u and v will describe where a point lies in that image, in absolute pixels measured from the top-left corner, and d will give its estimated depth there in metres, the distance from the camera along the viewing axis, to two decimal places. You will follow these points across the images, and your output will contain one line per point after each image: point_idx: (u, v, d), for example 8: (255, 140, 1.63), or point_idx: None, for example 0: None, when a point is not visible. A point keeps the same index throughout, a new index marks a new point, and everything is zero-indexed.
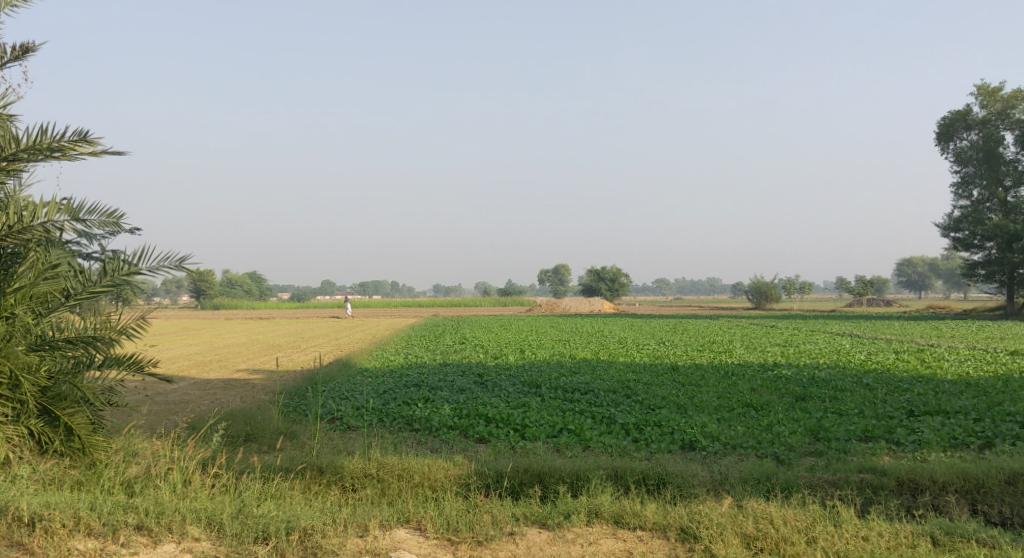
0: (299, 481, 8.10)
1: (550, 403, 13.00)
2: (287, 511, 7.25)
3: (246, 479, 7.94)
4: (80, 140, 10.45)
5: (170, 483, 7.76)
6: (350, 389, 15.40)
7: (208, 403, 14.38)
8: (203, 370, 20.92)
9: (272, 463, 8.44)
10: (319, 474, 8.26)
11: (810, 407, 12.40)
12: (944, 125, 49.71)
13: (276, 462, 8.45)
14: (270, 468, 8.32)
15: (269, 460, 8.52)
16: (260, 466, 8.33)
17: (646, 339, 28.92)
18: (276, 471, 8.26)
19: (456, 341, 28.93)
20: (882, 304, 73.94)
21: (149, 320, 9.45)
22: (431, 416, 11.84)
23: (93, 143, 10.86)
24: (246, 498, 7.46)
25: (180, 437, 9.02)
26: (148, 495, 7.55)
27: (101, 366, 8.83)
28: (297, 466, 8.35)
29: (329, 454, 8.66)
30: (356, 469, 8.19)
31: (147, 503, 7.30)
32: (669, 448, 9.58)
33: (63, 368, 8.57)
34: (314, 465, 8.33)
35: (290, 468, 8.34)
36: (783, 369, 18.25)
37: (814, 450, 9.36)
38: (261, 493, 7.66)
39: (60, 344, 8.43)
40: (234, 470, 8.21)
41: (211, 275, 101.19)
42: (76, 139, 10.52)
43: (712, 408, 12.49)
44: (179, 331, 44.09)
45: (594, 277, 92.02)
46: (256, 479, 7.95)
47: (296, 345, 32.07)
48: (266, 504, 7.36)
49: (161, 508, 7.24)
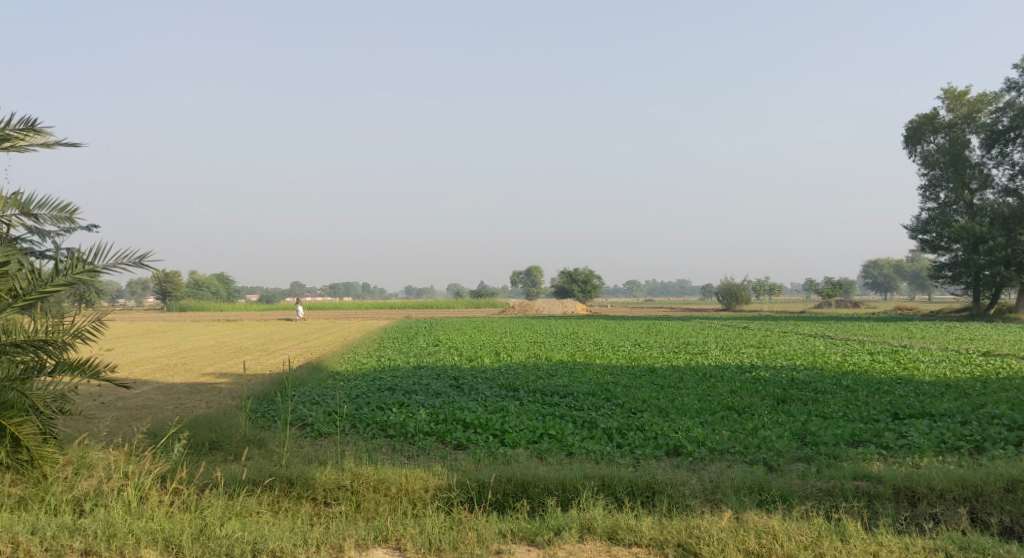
0: (267, 496, 7.61)
1: (528, 407, 12.63)
2: (253, 532, 6.77)
3: (208, 495, 7.45)
4: (29, 130, 9.99)
5: (123, 502, 7.25)
6: (321, 393, 14.89)
7: (171, 409, 13.79)
8: (167, 375, 20.24)
9: (238, 476, 7.95)
10: (289, 487, 7.80)
11: (794, 410, 12.15)
12: (911, 128, 50.21)
13: (242, 474, 7.96)
14: (235, 480, 7.85)
15: (235, 472, 8.03)
16: (224, 479, 7.85)
17: (620, 341, 28.62)
18: (241, 485, 7.78)
19: (429, 343, 28.44)
20: (851, 305, 74.69)
21: (107, 322, 8.90)
22: (406, 421, 11.41)
23: (44, 134, 10.39)
24: (209, 517, 6.97)
25: (139, 448, 8.49)
26: (99, 515, 7.04)
27: (53, 371, 8.25)
28: (265, 478, 7.87)
29: (301, 464, 8.18)
30: (329, 481, 7.74)
31: (97, 526, 6.80)
32: (655, 454, 9.25)
33: (11, 374, 7.97)
34: (284, 477, 7.87)
35: (257, 482, 7.86)
36: (761, 371, 18.04)
37: (804, 455, 9.08)
38: (224, 511, 7.17)
39: (8, 348, 7.84)
40: (196, 485, 7.72)
41: (178, 275, 99.68)
42: (25, 129, 10.04)
43: (694, 411, 12.18)
44: (144, 333, 43.23)
45: (567, 279, 91.94)
46: (220, 495, 7.47)
47: (265, 348, 31.46)
48: (231, 524, 6.87)
49: (113, 531, 6.74)
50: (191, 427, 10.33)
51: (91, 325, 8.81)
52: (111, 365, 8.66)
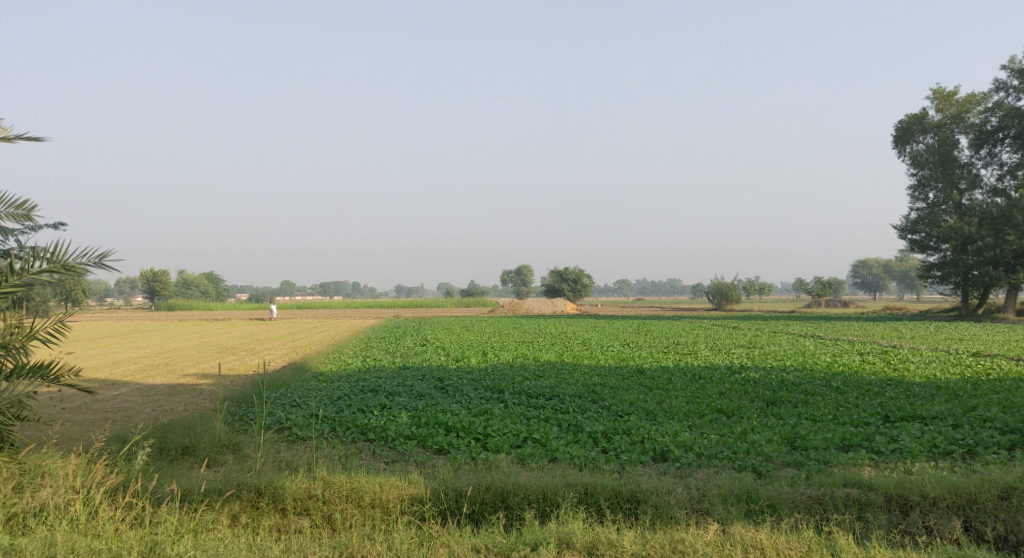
0: (227, 510, 7.30)
1: (513, 410, 12.35)
2: (208, 551, 6.46)
3: (164, 509, 7.12)
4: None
5: (70, 519, 6.88)
6: (302, 395, 14.56)
7: (146, 411, 13.45)
8: (148, 376, 19.93)
9: (201, 486, 7.60)
10: (257, 497, 7.49)
11: (783, 413, 11.91)
12: (900, 128, 50.20)
13: (206, 484, 7.62)
14: (199, 491, 7.51)
15: (199, 481, 7.68)
16: (186, 490, 7.50)
17: (610, 341, 28.35)
18: (204, 497, 7.43)
19: (417, 343, 28.17)
20: (841, 305, 74.60)
21: (69, 324, 8.61)
22: (387, 424, 11.12)
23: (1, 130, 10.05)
24: (161, 535, 6.64)
25: (100, 455, 8.12)
26: (42, 531, 6.69)
27: (14, 375, 7.95)
28: (231, 488, 7.54)
29: (271, 472, 7.88)
30: (299, 490, 7.45)
31: (41, 543, 6.47)
32: (641, 459, 9.01)
33: None
34: (251, 486, 7.55)
35: (221, 492, 7.52)
36: (750, 372, 17.80)
37: (793, 461, 8.84)
38: (180, 529, 6.82)
39: None
40: (156, 498, 7.37)
41: (166, 275, 99.24)
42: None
43: (683, 414, 11.93)
44: (129, 332, 42.85)
45: (557, 278, 91.75)
46: (177, 510, 7.12)
47: (250, 347, 31.13)
48: (185, 542, 6.55)
49: (54, 551, 6.37)
50: (163, 430, 10.01)
51: (54, 326, 8.51)
52: (75, 368, 8.40)
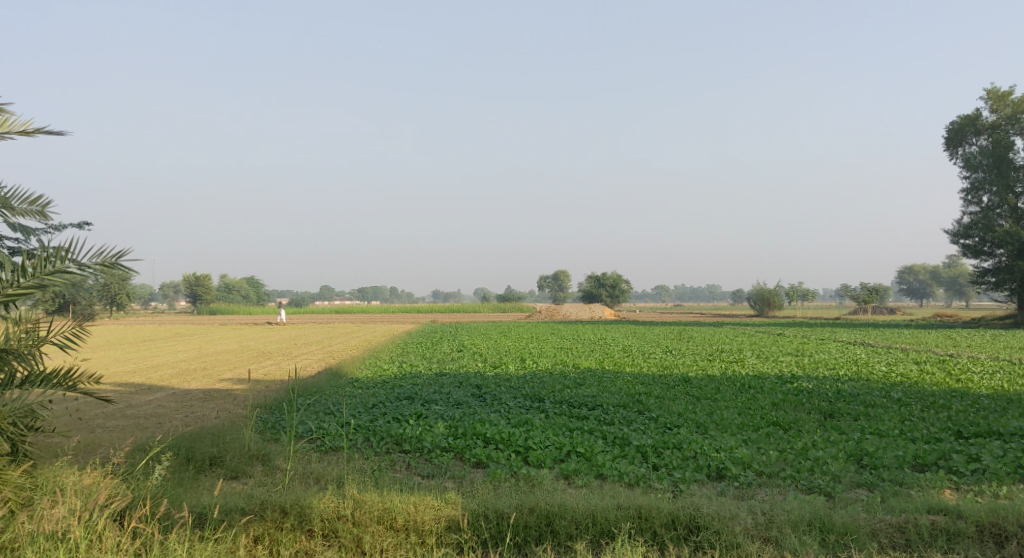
0: (247, 533, 6.76)
1: (555, 420, 11.71)
2: None
3: (176, 534, 6.59)
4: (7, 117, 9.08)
5: (67, 547, 6.33)
6: (335, 402, 14.10)
7: (180, 418, 13.15)
8: (183, 380, 19.69)
9: (221, 505, 7.09)
10: (281, 517, 6.96)
11: (845, 427, 11.13)
12: (953, 130, 48.55)
13: (228, 502, 7.10)
14: (220, 512, 6.98)
15: (221, 500, 7.16)
16: (205, 510, 6.99)
17: (652, 348, 27.56)
18: (223, 519, 6.91)
19: (454, 349, 27.65)
20: (888, 312, 72.31)
21: (87, 327, 8.11)
22: (423, 435, 10.57)
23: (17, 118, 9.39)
24: None
25: (117, 469, 7.65)
26: None
27: (27, 385, 7.35)
28: (255, 508, 7.01)
29: (297, 488, 7.37)
30: (328, 509, 6.94)
31: None
32: (696, 477, 8.34)
33: None
34: (275, 505, 7.03)
35: (244, 511, 7.00)
36: (803, 382, 16.93)
37: (864, 481, 8.12)
38: (193, 555, 6.27)
39: None
40: (173, 519, 6.86)
41: (208, 279, 100.42)
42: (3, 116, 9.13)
43: (737, 428, 11.20)
44: (170, 336, 43.15)
45: (595, 284, 90.85)
46: (191, 534, 6.58)
47: (287, 352, 30.97)
48: None
49: None
50: (191, 440, 9.62)
51: (72, 330, 8.11)
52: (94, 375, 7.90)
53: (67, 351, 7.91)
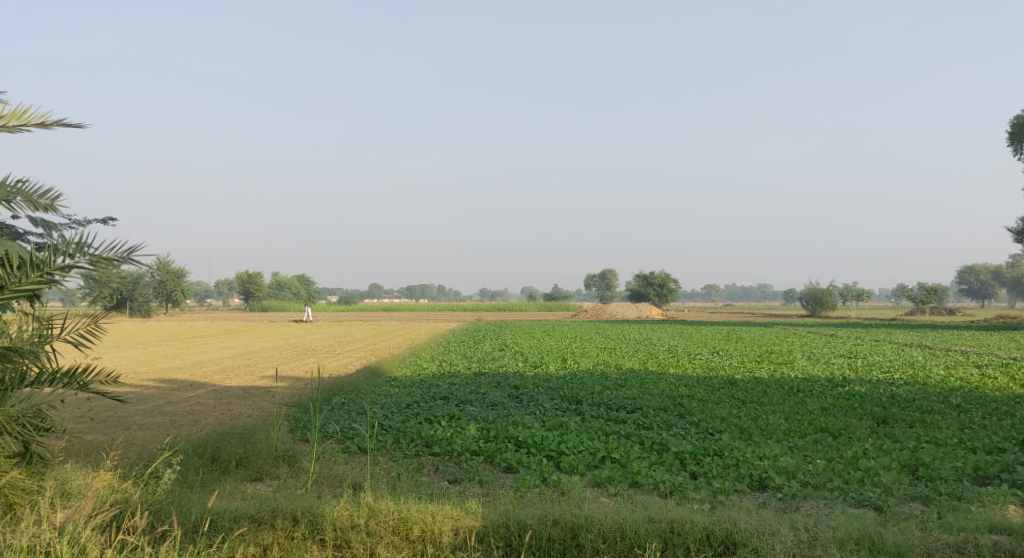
0: (256, 544, 6.48)
1: (591, 424, 11.31)
2: None
3: (181, 543, 6.34)
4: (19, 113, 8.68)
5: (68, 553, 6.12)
6: (369, 401, 13.91)
7: (215, 415, 13.14)
8: (225, 377, 19.73)
9: (232, 511, 6.82)
10: (292, 526, 6.69)
11: (899, 434, 10.50)
12: (1017, 124, 46.60)
13: (237, 509, 6.83)
14: (228, 518, 6.72)
15: (231, 506, 6.89)
16: (213, 516, 6.72)
17: (698, 349, 26.88)
18: (232, 526, 6.65)
19: (496, 348, 27.37)
20: (948, 313, 69.87)
21: (101, 324, 7.90)
22: (453, 437, 10.29)
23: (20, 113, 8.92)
24: None
25: (127, 474, 7.46)
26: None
27: (38, 383, 7.00)
28: (265, 516, 6.74)
29: (311, 495, 7.11)
30: (341, 517, 6.67)
31: None
32: (736, 487, 7.89)
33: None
34: (286, 513, 6.77)
35: (257, 519, 6.74)
36: (855, 386, 16.21)
37: (919, 495, 7.57)
38: None
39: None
40: (180, 526, 6.61)
41: (259, 277, 102.06)
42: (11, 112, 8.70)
43: (782, 434, 10.66)
44: (220, 333, 43.81)
45: (642, 283, 89.73)
46: (195, 543, 6.32)
47: (331, 350, 31.02)
48: None
49: None
50: (218, 440, 9.46)
51: (87, 328, 7.87)
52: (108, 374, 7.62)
53: (81, 349, 7.65)
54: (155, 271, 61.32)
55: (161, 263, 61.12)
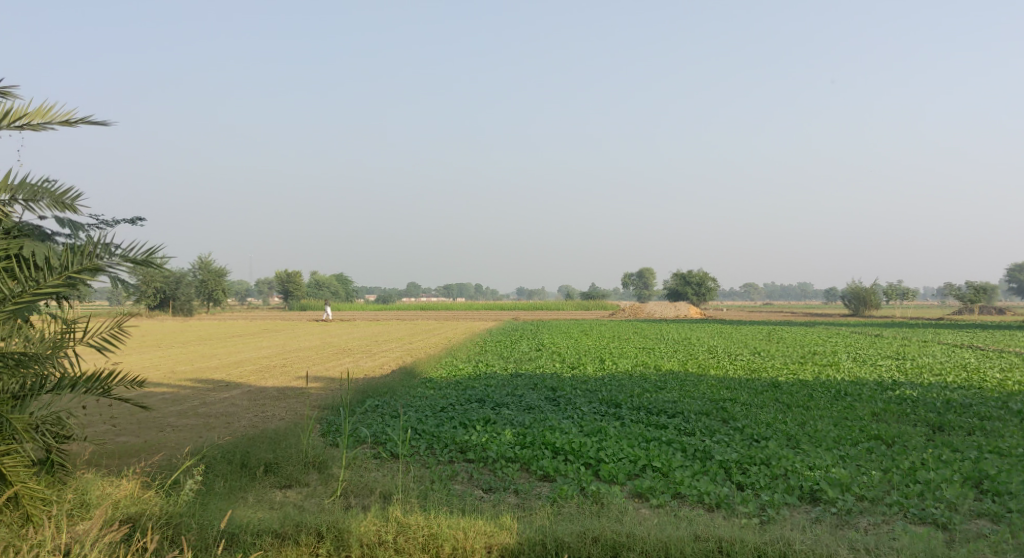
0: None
1: (630, 429, 10.92)
2: None
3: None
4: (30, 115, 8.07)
5: None
6: (403, 404, 13.64)
7: (249, 418, 12.99)
8: (261, 377, 19.65)
9: (254, 525, 6.56)
10: (317, 541, 6.43)
11: (958, 443, 9.93)
12: None
13: (260, 522, 6.59)
14: (250, 533, 6.47)
15: (255, 519, 6.64)
16: (235, 530, 6.49)
17: (739, 349, 26.21)
18: (255, 541, 6.40)
19: (533, 348, 27.01)
20: (996, 312, 67.83)
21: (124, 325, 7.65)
22: (488, 443, 9.97)
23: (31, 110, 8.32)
24: None
25: (149, 486, 7.25)
26: None
27: (60, 389, 6.81)
28: (289, 531, 6.49)
29: (337, 508, 6.85)
30: (368, 533, 6.38)
31: None
32: (787, 500, 7.45)
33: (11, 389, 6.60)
34: (311, 527, 6.51)
35: (280, 534, 6.48)
36: (906, 389, 15.54)
37: (986, 512, 7.08)
38: None
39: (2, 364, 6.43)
40: (203, 541, 6.39)
41: (299, 276, 103.08)
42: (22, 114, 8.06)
43: (832, 441, 10.16)
44: (260, 331, 44.14)
45: (681, 282, 88.63)
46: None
47: (367, 349, 30.94)
48: None
49: None
50: (248, 446, 9.24)
51: (110, 331, 7.64)
52: (130, 379, 7.40)
53: (103, 353, 7.43)
54: (196, 269, 62.15)
55: (202, 262, 61.78)
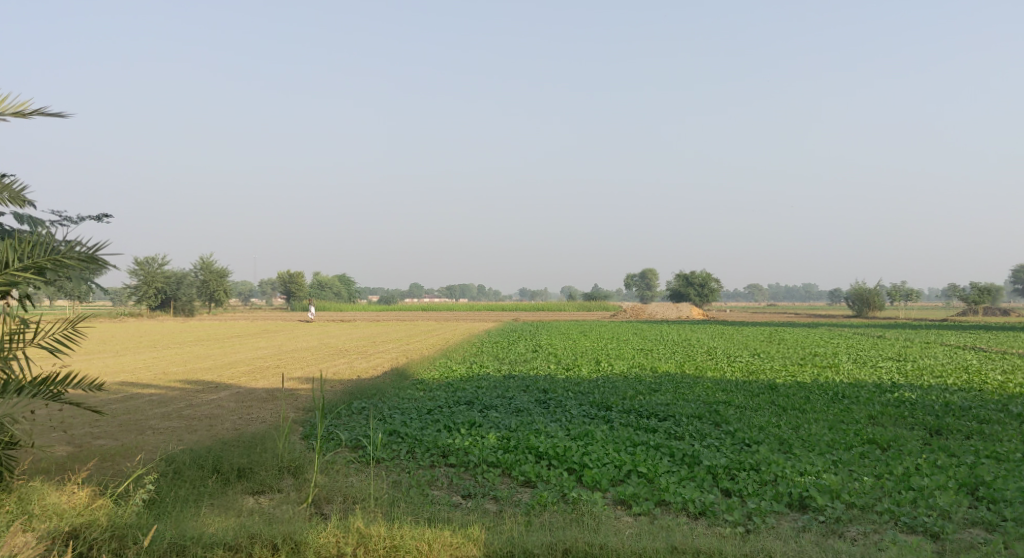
0: None
1: (619, 432, 10.63)
2: None
3: None
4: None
5: None
6: (390, 406, 13.36)
7: (233, 420, 12.74)
8: (252, 379, 19.39)
9: (207, 536, 6.32)
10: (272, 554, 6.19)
11: (954, 448, 9.62)
12: None
13: (213, 533, 6.36)
14: (202, 545, 6.24)
15: (208, 530, 6.40)
16: (186, 542, 6.25)
17: (738, 350, 25.93)
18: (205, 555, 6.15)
19: (530, 349, 26.72)
20: (1000, 313, 67.26)
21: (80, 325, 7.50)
22: (471, 447, 9.68)
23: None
24: None
25: (104, 495, 7.01)
26: None
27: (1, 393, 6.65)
28: (242, 543, 6.26)
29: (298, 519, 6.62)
30: (326, 545, 6.16)
31: None
32: (773, 507, 7.17)
33: None
34: (266, 539, 6.28)
35: (232, 548, 6.23)
36: (904, 391, 15.22)
37: (980, 521, 6.78)
38: None
39: None
40: (150, 554, 6.18)
41: (300, 276, 102.98)
42: None
43: (826, 446, 9.88)
44: (258, 332, 43.94)
45: (684, 283, 88.22)
46: None
47: (363, 350, 30.70)
48: None
49: None
50: (223, 449, 8.99)
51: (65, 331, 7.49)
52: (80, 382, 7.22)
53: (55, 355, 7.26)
54: (196, 270, 62.02)
55: (203, 263, 61.64)
